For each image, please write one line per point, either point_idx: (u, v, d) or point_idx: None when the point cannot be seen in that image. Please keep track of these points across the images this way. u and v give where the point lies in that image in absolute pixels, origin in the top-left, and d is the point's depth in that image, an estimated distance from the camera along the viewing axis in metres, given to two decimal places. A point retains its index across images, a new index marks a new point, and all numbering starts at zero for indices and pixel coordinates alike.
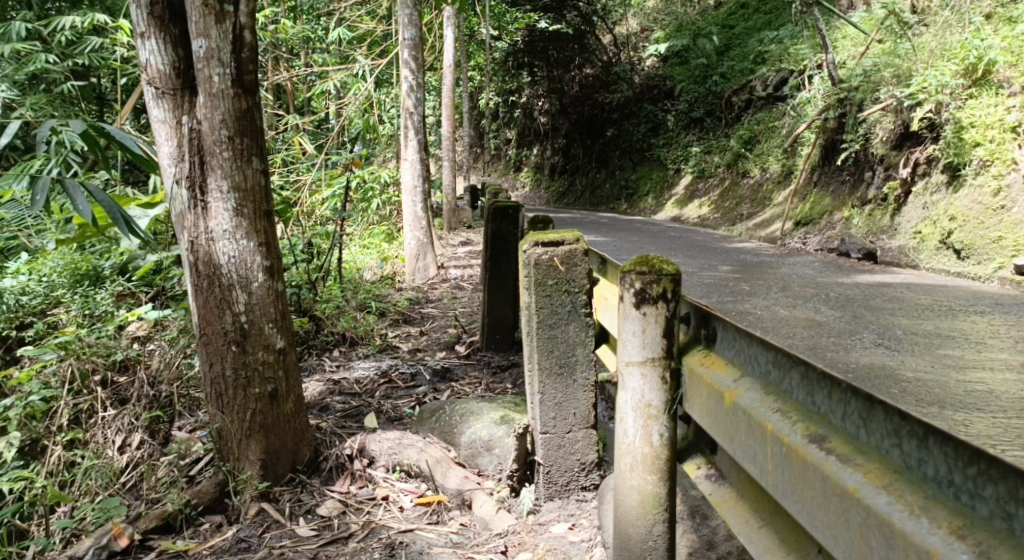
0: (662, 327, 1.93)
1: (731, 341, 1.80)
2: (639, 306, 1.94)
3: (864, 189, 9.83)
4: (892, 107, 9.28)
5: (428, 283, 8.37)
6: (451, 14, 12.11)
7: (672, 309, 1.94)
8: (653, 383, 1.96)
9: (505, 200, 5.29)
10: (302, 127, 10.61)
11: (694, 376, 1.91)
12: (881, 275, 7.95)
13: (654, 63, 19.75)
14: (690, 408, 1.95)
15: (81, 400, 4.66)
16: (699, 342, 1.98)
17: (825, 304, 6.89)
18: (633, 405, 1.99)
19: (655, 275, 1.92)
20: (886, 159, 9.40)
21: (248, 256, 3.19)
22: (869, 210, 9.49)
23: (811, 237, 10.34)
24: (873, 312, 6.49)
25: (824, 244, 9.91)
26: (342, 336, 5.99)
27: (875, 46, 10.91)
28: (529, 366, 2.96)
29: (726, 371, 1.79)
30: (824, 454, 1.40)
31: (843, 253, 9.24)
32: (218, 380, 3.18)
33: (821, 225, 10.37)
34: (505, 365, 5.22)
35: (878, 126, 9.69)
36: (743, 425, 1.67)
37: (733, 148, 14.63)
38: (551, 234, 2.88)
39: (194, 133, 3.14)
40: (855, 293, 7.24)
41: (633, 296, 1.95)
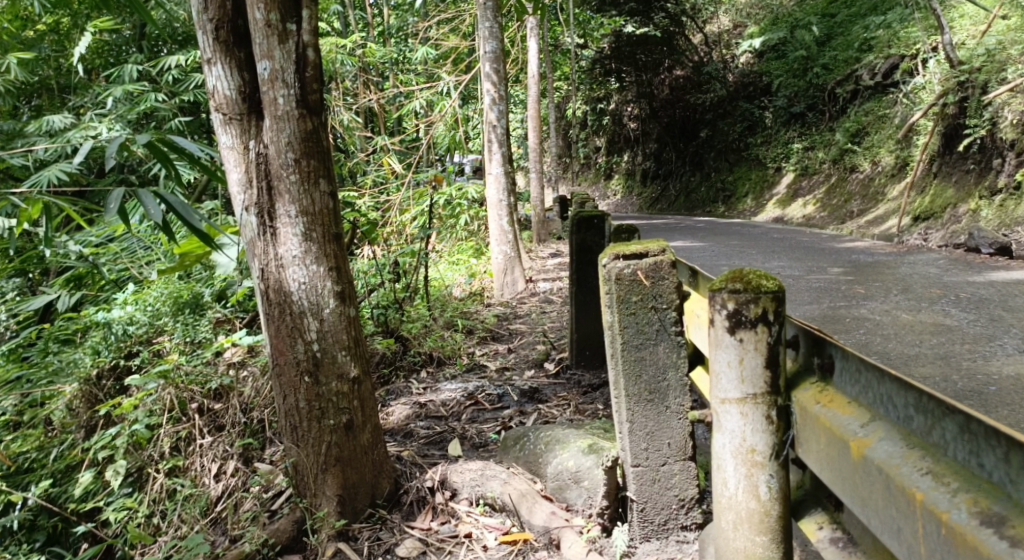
0: (764, 355, 1.69)
1: (855, 377, 1.54)
2: (735, 331, 1.70)
3: (993, 177, 8.99)
4: (1022, 87, 8.47)
5: (517, 297, 8.19)
6: (534, 25, 11.97)
7: (776, 334, 1.69)
8: (756, 423, 1.70)
9: (589, 209, 5.03)
10: (391, 146, 10.69)
11: (807, 416, 1.63)
12: (1017, 272, 7.20)
13: (750, 60, 19.01)
14: (802, 454, 1.68)
15: (180, 429, 4.66)
16: (812, 373, 1.72)
17: (954, 306, 6.25)
18: (733, 451, 1.72)
19: (752, 294, 1.68)
20: (1019, 144, 8.57)
21: (318, 281, 3.07)
22: (1000, 201, 8.66)
23: (933, 233, 9.55)
24: (1011, 314, 5.82)
25: (949, 239, 9.10)
26: (428, 356, 5.88)
27: (998, 22, 9.99)
28: (616, 392, 2.69)
29: (850, 412, 1.52)
30: (1004, 544, 1.12)
31: (970, 249, 8.46)
32: (292, 413, 3.07)
33: (943, 219, 9.57)
34: (596, 384, 4.95)
35: (1006, 108, 8.82)
36: (878, 486, 1.40)
37: (839, 142, 13.81)
38: (633, 246, 2.62)
39: (262, 157, 3.05)
40: (989, 293, 6.56)
41: (727, 319, 1.71)
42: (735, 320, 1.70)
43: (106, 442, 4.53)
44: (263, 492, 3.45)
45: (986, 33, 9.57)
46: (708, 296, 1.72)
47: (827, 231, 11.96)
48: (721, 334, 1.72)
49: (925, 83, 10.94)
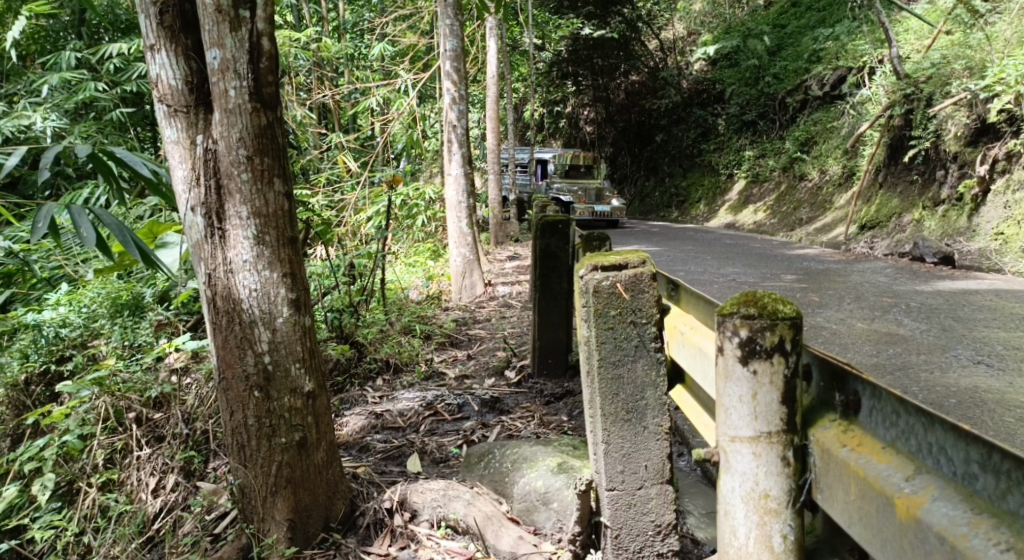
0: (779, 389, 1.69)
1: (891, 420, 1.49)
2: (747, 362, 1.71)
3: (936, 188, 9.15)
4: (966, 100, 8.62)
5: (475, 301, 8.01)
6: (493, 25, 11.80)
7: (792, 366, 1.69)
8: (771, 465, 1.72)
9: (554, 213, 4.87)
10: (345, 144, 10.40)
11: (835, 459, 1.60)
12: (963, 281, 7.31)
13: (703, 67, 19.22)
14: (820, 496, 1.67)
15: (115, 440, 4.36)
16: (832, 409, 1.68)
17: (906, 315, 6.29)
18: (745, 496, 1.74)
19: (766, 321, 1.69)
20: (961, 157, 8.73)
21: (271, 289, 2.85)
22: (943, 211, 8.83)
23: (879, 241, 9.69)
24: (962, 323, 5.87)
25: (893, 248, 9.24)
26: (384, 363, 5.69)
27: (943, 38, 10.21)
28: (590, 410, 2.55)
29: (887, 461, 1.48)
30: None
31: (916, 258, 8.60)
32: (239, 430, 2.84)
33: (889, 228, 9.72)
34: (559, 393, 4.80)
35: (949, 122, 8.97)
36: (933, 550, 1.34)
37: (789, 150, 13.99)
38: (612, 256, 2.48)
39: (210, 153, 2.81)
40: (938, 302, 6.63)
41: (739, 349, 1.72)
42: (745, 350, 1.71)
43: (33, 453, 4.23)
44: (206, 514, 3.21)
45: (930, 47, 9.75)
46: (717, 322, 1.74)
47: (777, 237, 12.07)
48: (731, 365, 1.74)
49: (872, 95, 11.14)
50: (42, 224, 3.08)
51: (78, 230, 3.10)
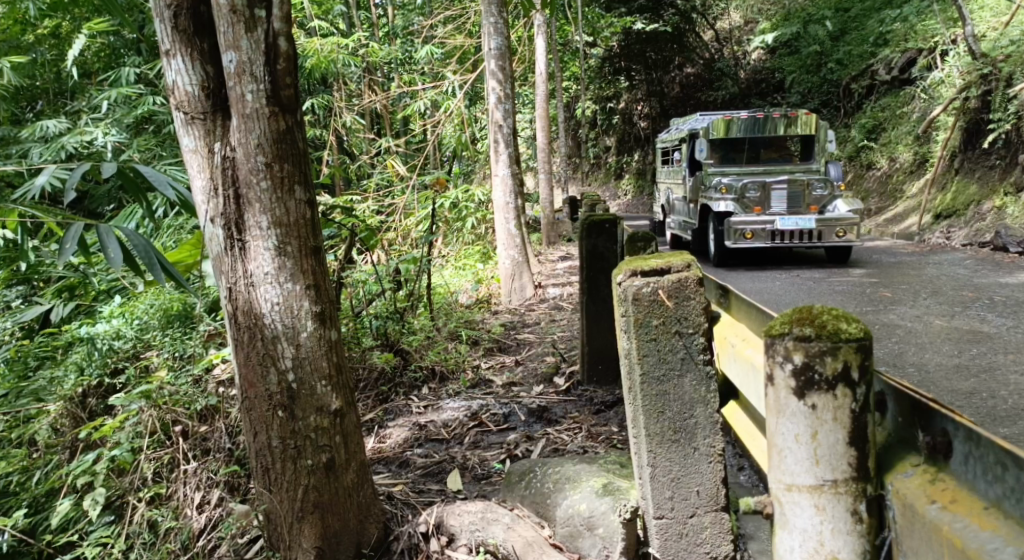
0: (847, 428, 1.53)
1: (998, 478, 1.26)
2: (804, 395, 1.56)
3: (1019, 173, 8.55)
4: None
5: (525, 304, 7.79)
6: (541, 23, 11.57)
7: (861, 400, 1.53)
8: (838, 514, 1.55)
9: (600, 212, 4.59)
10: (395, 148, 10.33)
11: (919, 510, 1.38)
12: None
13: (762, 56, 18.61)
14: (900, 550, 1.47)
15: (161, 453, 4.16)
16: (915, 451, 1.48)
17: (990, 310, 5.83)
18: (808, 554, 1.59)
19: (830, 344, 1.53)
20: None
21: (294, 303, 2.70)
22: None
23: (955, 231, 9.11)
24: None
25: (972, 237, 8.65)
26: (430, 371, 5.53)
27: (1022, 12, 9.56)
28: (634, 430, 2.33)
29: (990, 527, 1.25)
30: None
31: (997, 248, 8.03)
32: (263, 453, 2.70)
33: (966, 217, 9.13)
34: (610, 401, 4.56)
35: None
36: None
37: (854, 138, 13.32)
38: (653, 260, 2.25)
39: (228, 162, 2.65)
40: None
41: (796, 381, 1.56)
42: (802, 380, 1.56)
43: (85, 467, 4.09)
44: (239, 537, 3.15)
45: (1008, 24, 9.17)
46: (768, 345, 1.59)
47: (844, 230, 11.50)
48: (784, 398, 1.58)
49: (944, 77, 10.53)
50: (72, 245, 3.00)
51: (105, 250, 3.03)
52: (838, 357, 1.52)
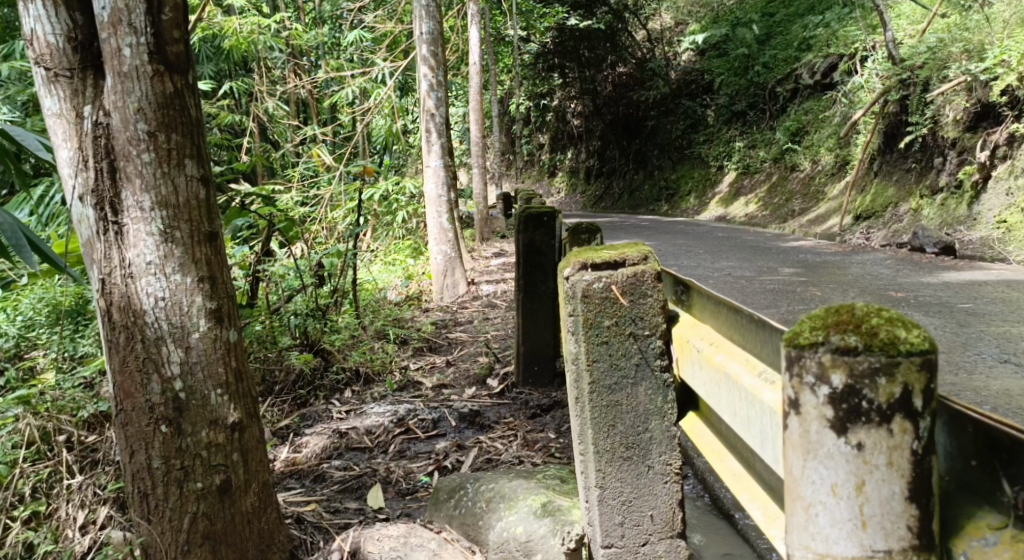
0: (902, 473, 1.04)
1: None
2: (842, 428, 1.07)
3: (935, 176, 8.68)
4: (965, 84, 8.24)
5: (457, 301, 7.45)
6: (474, 12, 11.21)
7: (921, 438, 1.04)
8: None
9: (537, 205, 4.31)
10: (319, 137, 9.89)
11: None
12: (970, 272, 6.83)
13: (692, 57, 18.67)
14: None
15: (40, 467, 3.53)
16: (982, 502, 1.01)
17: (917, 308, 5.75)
18: None
19: (877, 358, 1.05)
20: (960, 143, 8.29)
21: (184, 298, 2.30)
22: (941, 200, 8.36)
23: (875, 232, 9.17)
24: (977, 314, 5.32)
25: (891, 238, 8.74)
26: (354, 373, 5.14)
27: (938, 22, 9.75)
28: (581, 446, 2.03)
29: None
30: None
31: (915, 249, 8.10)
32: (141, 474, 2.28)
33: (885, 219, 9.22)
34: (545, 405, 4.27)
35: (949, 107, 8.50)
36: None
37: (780, 141, 13.49)
38: (605, 252, 1.97)
39: (101, 129, 2.23)
40: (948, 294, 6.11)
41: (826, 406, 1.08)
42: (842, 409, 1.07)
43: None
44: None
45: (926, 30, 9.27)
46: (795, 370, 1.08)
47: (770, 230, 11.54)
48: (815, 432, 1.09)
49: (865, 82, 10.69)
50: None
51: None
52: (896, 379, 1.04)
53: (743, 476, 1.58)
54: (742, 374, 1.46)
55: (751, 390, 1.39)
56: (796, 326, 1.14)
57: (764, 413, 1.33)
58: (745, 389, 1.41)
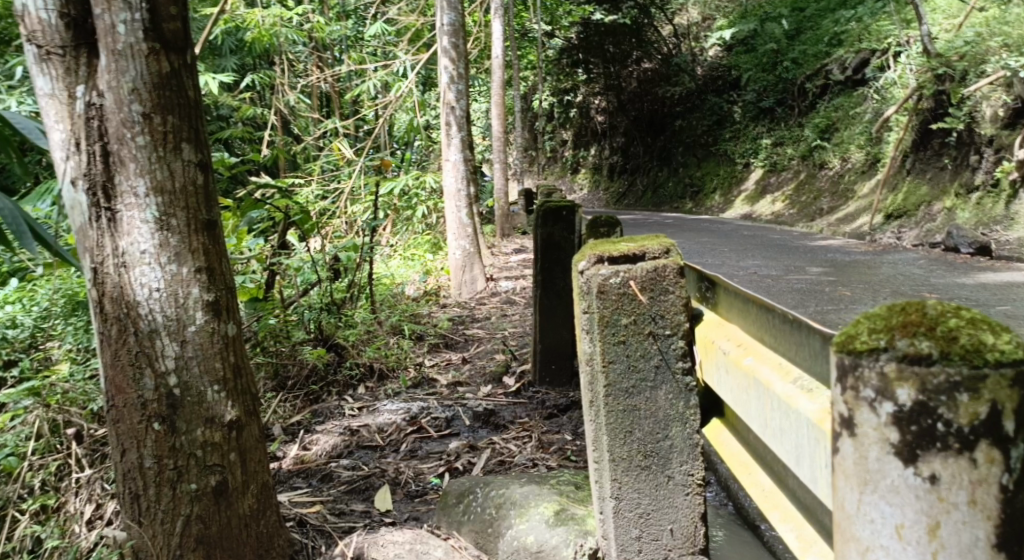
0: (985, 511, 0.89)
1: None
2: (911, 456, 0.91)
3: (969, 175, 8.38)
4: (1003, 80, 7.94)
5: (476, 297, 7.30)
6: (497, 6, 11.05)
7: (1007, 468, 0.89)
8: None
9: (557, 198, 4.17)
10: (340, 131, 9.81)
11: None
12: (1007, 273, 6.56)
13: (718, 54, 18.38)
14: None
15: (50, 459, 3.34)
16: None
17: None
18: None
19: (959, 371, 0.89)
20: (997, 140, 8.00)
21: (180, 289, 2.19)
22: (976, 199, 8.06)
23: (906, 231, 8.89)
24: (1016, 316, 5.08)
25: (923, 238, 8.47)
26: (368, 369, 5.02)
27: (975, 15, 9.41)
28: (595, 453, 1.88)
29: None
30: None
31: (948, 249, 7.83)
32: (133, 474, 2.17)
33: (916, 218, 8.93)
34: (562, 404, 4.12)
35: (985, 103, 8.21)
36: None
37: (808, 138, 13.18)
38: (623, 244, 1.83)
39: (94, 110, 2.12)
40: (983, 295, 5.86)
41: (894, 428, 0.92)
42: (911, 433, 0.91)
43: None
44: None
45: (962, 25, 8.95)
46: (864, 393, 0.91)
47: (797, 228, 11.27)
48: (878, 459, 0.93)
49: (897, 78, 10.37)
50: None
51: None
52: (982, 397, 0.88)
53: (776, 492, 1.41)
54: (774, 380, 1.29)
55: (785, 398, 1.22)
56: (852, 329, 0.99)
57: (800, 424, 1.16)
58: (778, 397, 1.25)
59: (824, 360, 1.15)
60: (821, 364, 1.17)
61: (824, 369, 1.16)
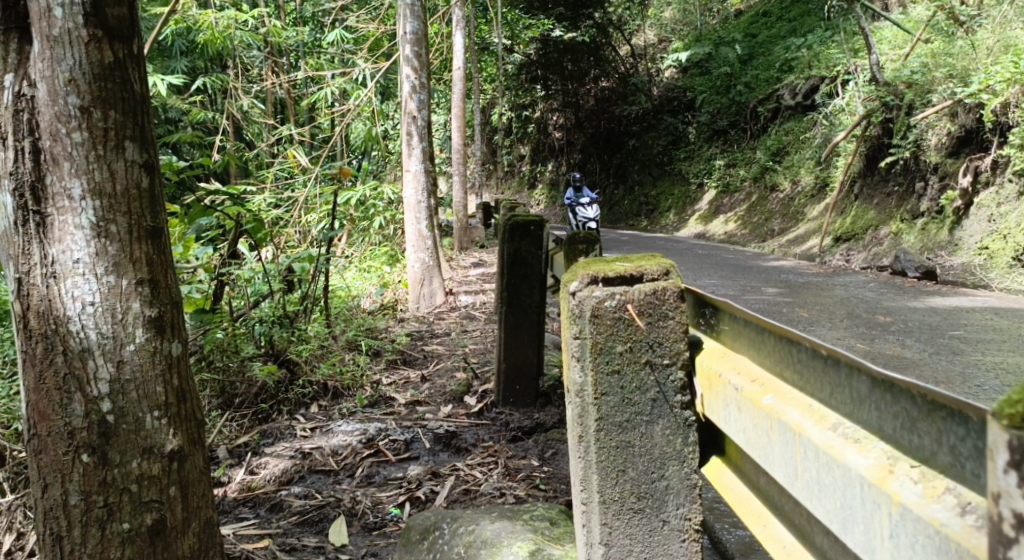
0: None
1: None
2: None
3: (915, 200, 8.49)
4: (948, 109, 8.08)
5: (433, 312, 7.08)
6: (458, 18, 10.92)
7: None
8: None
9: (524, 213, 4.03)
10: (295, 139, 9.52)
11: None
12: (956, 297, 6.63)
13: (674, 74, 18.60)
14: None
15: None
16: None
17: (907, 332, 5.50)
18: None
19: None
20: (942, 168, 8.14)
21: (118, 303, 1.95)
22: (922, 224, 8.16)
23: (856, 254, 8.99)
24: (969, 341, 5.09)
25: (872, 261, 8.56)
26: (321, 387, 4.76)
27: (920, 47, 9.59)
28: (582, 494, 1.71)
29: None
30: None
31: (897, 272, 7.94)
32: (55, 511, 1.91)
33: (865, 241, 9.04)
34: (527, 427, 3.93)
35: (931, 131, 8.34)
36: None
37: (760, 160, 13.32)
38: (617, 264, 1.67)
39: (24, 102, 1.89)
40: (936, 319, 5.89)
41: None
42: None
43: None
44: None
45: (909, 54, 9.11)
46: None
47: (750, 248, 11.35)
48: None
49: (846, 104, 10.54)
50: None
51: None
52: None
53: (796, 548, 1.26)
54: (804, 424, 1.15)
55: (824, 448, 1.08)
56: None
57: (849, 481, 1.03)
58: (814, 446, 1.10)
59: (875, 406, 1.02)
60: (869, 411, 1.04)
61: (875, 416, 1.03)
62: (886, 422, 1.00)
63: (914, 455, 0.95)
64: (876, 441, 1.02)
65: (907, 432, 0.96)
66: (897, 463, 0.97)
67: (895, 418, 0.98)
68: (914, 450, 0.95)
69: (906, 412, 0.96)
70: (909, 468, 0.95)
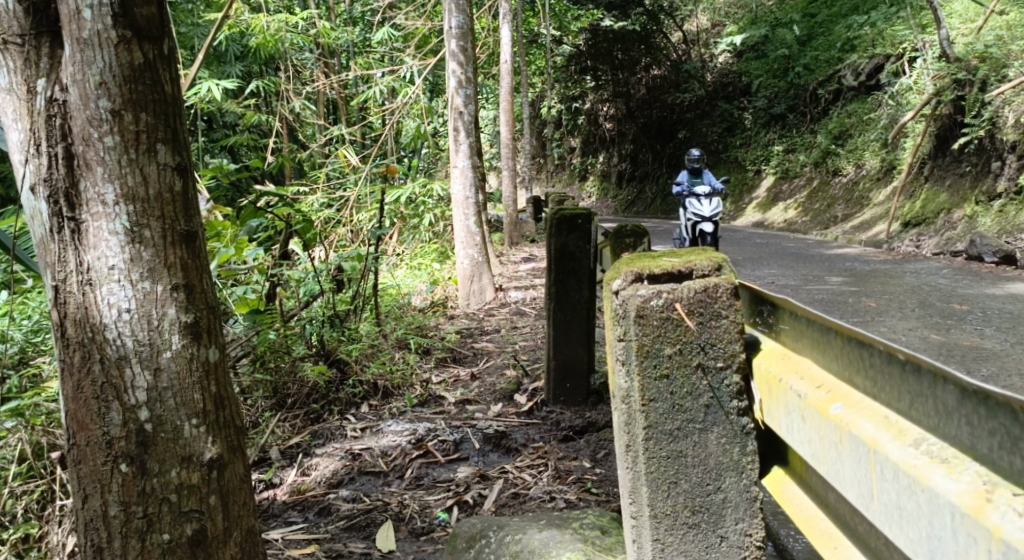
0: None
1: None
2: None
3: (992, 181, 8.04)
4: None
5: (484, 308, 7.01)
6: (506, 11, 10.79)
7: None
8: None
9: (571, 206, 3.92)
10: (346, 139, 9.55)
11: None
12: None
13: (728, 59, 18.14)
14: None
15: (33, 485, 2.94)
16: None
17: (984, 321, 5.19)
18: None
19: None
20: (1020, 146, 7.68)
21: (154, 309, 1.92)
22: (999, 206, 7.72)
23: (925, 239, 8.57)
24: None
25: (943, 247, 8.15)
26: (371, 386, 4.71)
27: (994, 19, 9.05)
28: (631, 507, 1.60)
29: None
30: None
31: (971, 257, 7.52)
32: (96, 520, 1.90)
33: (936, 225, 8.61)
34: (579, 426, 3.83)
35: (1008, 108, 7.87)
36: None
37: (821, 145, 12.86)
38: (664, 259, 1.55)
39: (56, 106, 1.86)
40: (1016, 307, 5.56)
41: None
42: None
43: None
44: None
45: (982, 27, 8.61)
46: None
47: (811, 236, 10.96)
48: None
49: (913, 83, 10.04)
50: None
51: None
52: None
53: None
54: (879, 439, 1.03)
55: (904, 467, 0.97)
56: None
57: (936, 507, 0.92)
58: (892, 465, 0.99)
59: (964, 421, 0.92)
60: (956, 425, 0.93)
61: (964, 433, 0.92)
62: (982, 441, 0.89)
63: (1015, 480, 0.85)
64: (966, 461, 0.91)
65: (1005, 454, 0.86)
66: (994, 489, 0.86)
67: (991, 436, 0.88)
68: (1015, 475, 0.85)
69: (1005, 430, 0.85)
70: (1009, 494, 0.85)
